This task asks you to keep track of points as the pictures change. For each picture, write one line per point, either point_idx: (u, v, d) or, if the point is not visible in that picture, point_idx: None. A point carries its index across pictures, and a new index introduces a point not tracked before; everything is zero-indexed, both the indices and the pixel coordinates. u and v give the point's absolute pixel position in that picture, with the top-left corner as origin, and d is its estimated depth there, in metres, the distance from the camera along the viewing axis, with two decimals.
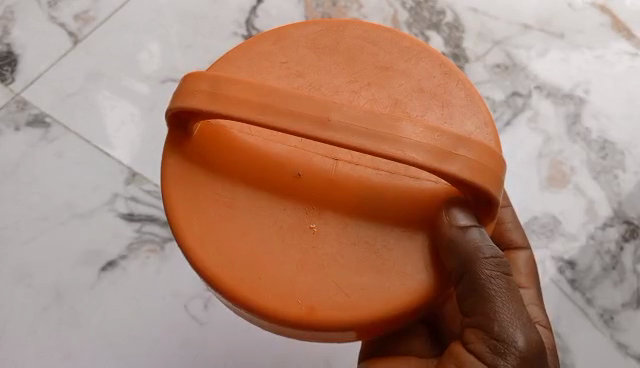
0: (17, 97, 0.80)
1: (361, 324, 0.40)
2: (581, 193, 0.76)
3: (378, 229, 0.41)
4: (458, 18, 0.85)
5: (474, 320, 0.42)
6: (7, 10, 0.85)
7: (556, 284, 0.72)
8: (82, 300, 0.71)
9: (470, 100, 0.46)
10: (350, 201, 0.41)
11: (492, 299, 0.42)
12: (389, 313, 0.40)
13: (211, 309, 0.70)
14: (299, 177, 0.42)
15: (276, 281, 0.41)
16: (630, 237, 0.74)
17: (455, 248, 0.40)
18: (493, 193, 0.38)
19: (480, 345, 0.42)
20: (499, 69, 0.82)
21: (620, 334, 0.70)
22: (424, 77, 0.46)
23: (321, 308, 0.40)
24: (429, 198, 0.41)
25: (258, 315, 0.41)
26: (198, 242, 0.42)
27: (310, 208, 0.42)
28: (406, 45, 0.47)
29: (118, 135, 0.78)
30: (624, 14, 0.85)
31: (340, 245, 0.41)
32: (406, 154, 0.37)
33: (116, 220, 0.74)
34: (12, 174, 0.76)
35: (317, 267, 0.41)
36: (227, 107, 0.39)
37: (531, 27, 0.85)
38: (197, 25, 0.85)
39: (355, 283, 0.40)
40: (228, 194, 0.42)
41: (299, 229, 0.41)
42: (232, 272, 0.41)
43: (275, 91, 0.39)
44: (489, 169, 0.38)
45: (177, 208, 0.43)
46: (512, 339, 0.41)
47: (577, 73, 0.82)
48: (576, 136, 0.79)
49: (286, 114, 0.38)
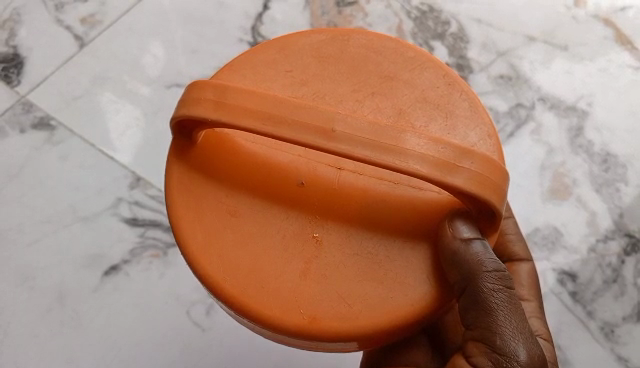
0: (22, 100, 0.80)
1: (363, 334, 0.40)
2: (583, 205, 0.76)
3: (381, 238, 0.41)
4: (463, 28, 0.85)
5: (476, 333, 0.43)
6: (13, 12, 0.85)
7: (557, 296, 0.72)
8: (85, 304, 0.71)
9: (474, 110, 0.46)
10: (354, 210, 0.42)
11: (494, 312, 0.42)
12: (390, 323, 0.40)
13: (212, 315, 0.70)
14: (302, 186, 0.42)
15: (279, 290, 0.41)
16: (632, 251, 0.74)
17: (458, 260, 0.40)
18: (496, 206, 0.39)
19: (482, 358, 0.42)
20: (502, 80, 0.83)
21: (620, 347, 0.70)
22: (428, 87, 0.46)
23: (323, 318, 0.41)
24: (432, 209, 0.41)
25: (260, 324, 0.41)
26: (202, 250, 0.42)
27: (313, 217, 0.42)
28: (410, 55, 0.48)
29: (122, 139, 0.78)
30: (628, 27, 0.85)
31: (343, 254, 0.41)
32: (410, 165, 0.37)
33: (120, 224, 0.74)
34: (17, 177, 0.77)
35: (319, 277, 0.41)
36: (231, 116, 0.39)
37: (535, 38, 0.85)
38: (203, 31, 0.85)
39: (357, 293, 0.41)
40: (232, 202, 0.43)
41: (301, 237, 0.42)
42: (236, 281, 0.42)
43: (280, 100, 0.39)
44: (492, 182, 0.38)
45: (181, 216, 0.43)
46: (514, 353, 0.42)
47: (581, 86, 0.82)
48: (579, 149, 0.79)
49: (290, 124, 0.38)
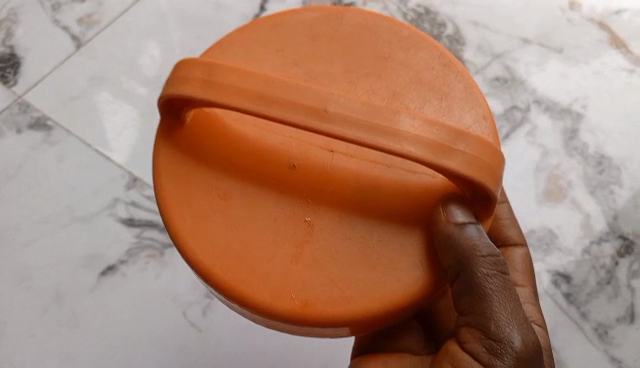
0: (19, 100, 0.80)
1: (355, 320, 0.41)
2: (577, 208, 0.77)
3: (373, 222, 0.41)
4: (459, 31, 0.86)
5: (470, 320, 0.44)
6: (9, 11, 0.86)
7: (551, 297, 0.72)
8: (82, 304, 0.71)
9: (469, 92, 0.46)
10: (346, 193, 0.42)
11: (488, 298, 0.43)
12: (382, 308, 0.41)
13: (209, 316, 0.70)
14: (294, 169, 0.42)
15: (270, 275, 0.41)
16: (625, 253, 0.74)
17: (452, 245, 0.40)
18: (490, 189, 0.39)
19: (477, 345, 0.43)
20: (498, 82, 0.83)
21: (613, 349, 0.71)
22: (423, 68, 0.47)
23: (315, 303, 0.41)
24: (425, 192, 0.42)
25: (252, 309, 0.42)
26: (192, 235, 0.43)
27: (305, 201, 0.42)
28: (405, 35, 0.48)
29: (119, 139, 0.78)
30: (623, 31, 0.86)
31: (335, 239, 0.41)
32: (404, 147, 0.37)
33: (116, 224, 0.74)
34: (14, 177, 0.77)
35: (311, 262, 0.41)
36: (222, 96, 0.39)
37: (530, 41, 0.86)
38: (200, 31, 0.85)
39: (349, 278, 0.41)
40: (222, 186, 0.43)
41: (293, 222, 0.42)
42: (226, 266, 0.42)
43: (272, 80, 0.39)
44: (486, 165, 0.38)
45: (171, 199, 0.43)
46: (509, 339, 0.42)
47: (576, 89, 0.83)
48: (574, 151, 0.80)
49: (282, 104, 0.38)
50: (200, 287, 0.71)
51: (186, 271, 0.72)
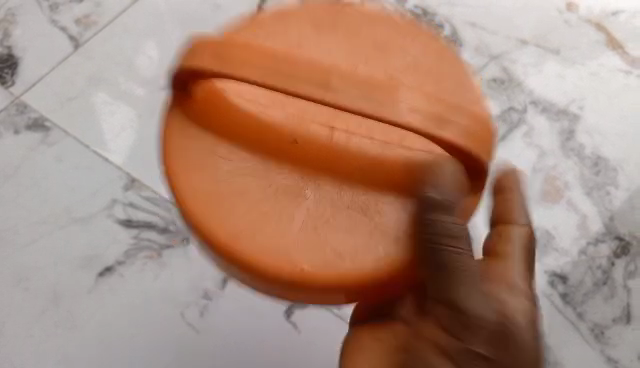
0: (17, 101, 0.80)
1: (348, 284, 0.46)
2: (574, 209, 0.77)
3: (367, 193, 0.47)
4: (456, 32, 0.87)
5: (435, 302, 0.46)
6: (7, 12, 0.86)
7: (548, 298, 0.73)
8: (80, 305, 0.71)
9: (462, 81, 0.52)
10: (343, 167, 0.47)
11: (461, 285, 0.46)
12: (373, 273, 0.46)
13: (207, 316, 0.70)
14: (296, 144, 0.48)
15: (272, 244, 0.47)
16: (622, 253, 0.74)
17: (435, 225, 0.45)
18: (484, 160, 0.45)
19: (439, 326, 0.47)
20: (495, 83, 0.84)
21: (609, 349, 0.71)
22: (420, 56, 0.53)
23: (312, 270, 0.46)
24: (415, 163, 0.47)
25: (256, 275, 0.47)
26: (204, 207, 0.48)
27: (306, 176, 0.48)
28: (401, 26, 0.54)
29: (117, 140, 0.79)
30: (620, 32, 0.86)
31: (331, 211, 0.47)
32: (402, 116, 0.44)
33: (115, 226, 0.74)
34: (11, 178, 0.76)
35: (310, 232, 0.47)
36: (237, 69, 0.45)
37: (527, 42, 0.86)
38: (198, 32, 0.85)
39: (343, 247, 0.47)
40: (231, 163, 0.48)
41: (294, 196, 0.47)
42: (233, 235, 0.47)
43: (287, 59, 0.45)
44: (478, 134, 0.45)
45: (184, 175, 0.49)
46: (472, 324, 0.46)
47: (573, 90, 0.83)
48: (571, 152, 0.80)
49: (294, 78, 0.44)
50: (198, 287, 0.71)
51: (185, 273, 0.72)
